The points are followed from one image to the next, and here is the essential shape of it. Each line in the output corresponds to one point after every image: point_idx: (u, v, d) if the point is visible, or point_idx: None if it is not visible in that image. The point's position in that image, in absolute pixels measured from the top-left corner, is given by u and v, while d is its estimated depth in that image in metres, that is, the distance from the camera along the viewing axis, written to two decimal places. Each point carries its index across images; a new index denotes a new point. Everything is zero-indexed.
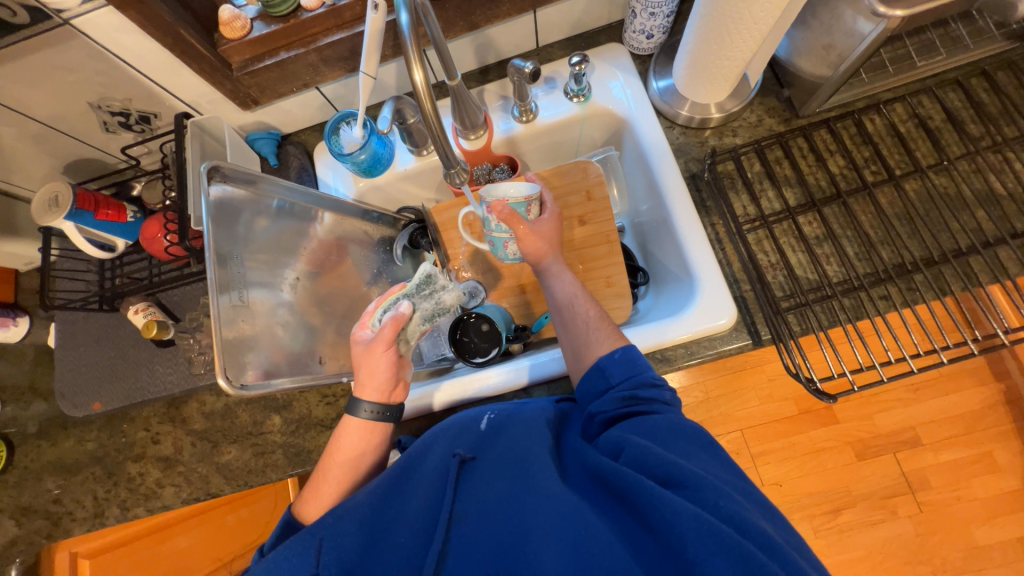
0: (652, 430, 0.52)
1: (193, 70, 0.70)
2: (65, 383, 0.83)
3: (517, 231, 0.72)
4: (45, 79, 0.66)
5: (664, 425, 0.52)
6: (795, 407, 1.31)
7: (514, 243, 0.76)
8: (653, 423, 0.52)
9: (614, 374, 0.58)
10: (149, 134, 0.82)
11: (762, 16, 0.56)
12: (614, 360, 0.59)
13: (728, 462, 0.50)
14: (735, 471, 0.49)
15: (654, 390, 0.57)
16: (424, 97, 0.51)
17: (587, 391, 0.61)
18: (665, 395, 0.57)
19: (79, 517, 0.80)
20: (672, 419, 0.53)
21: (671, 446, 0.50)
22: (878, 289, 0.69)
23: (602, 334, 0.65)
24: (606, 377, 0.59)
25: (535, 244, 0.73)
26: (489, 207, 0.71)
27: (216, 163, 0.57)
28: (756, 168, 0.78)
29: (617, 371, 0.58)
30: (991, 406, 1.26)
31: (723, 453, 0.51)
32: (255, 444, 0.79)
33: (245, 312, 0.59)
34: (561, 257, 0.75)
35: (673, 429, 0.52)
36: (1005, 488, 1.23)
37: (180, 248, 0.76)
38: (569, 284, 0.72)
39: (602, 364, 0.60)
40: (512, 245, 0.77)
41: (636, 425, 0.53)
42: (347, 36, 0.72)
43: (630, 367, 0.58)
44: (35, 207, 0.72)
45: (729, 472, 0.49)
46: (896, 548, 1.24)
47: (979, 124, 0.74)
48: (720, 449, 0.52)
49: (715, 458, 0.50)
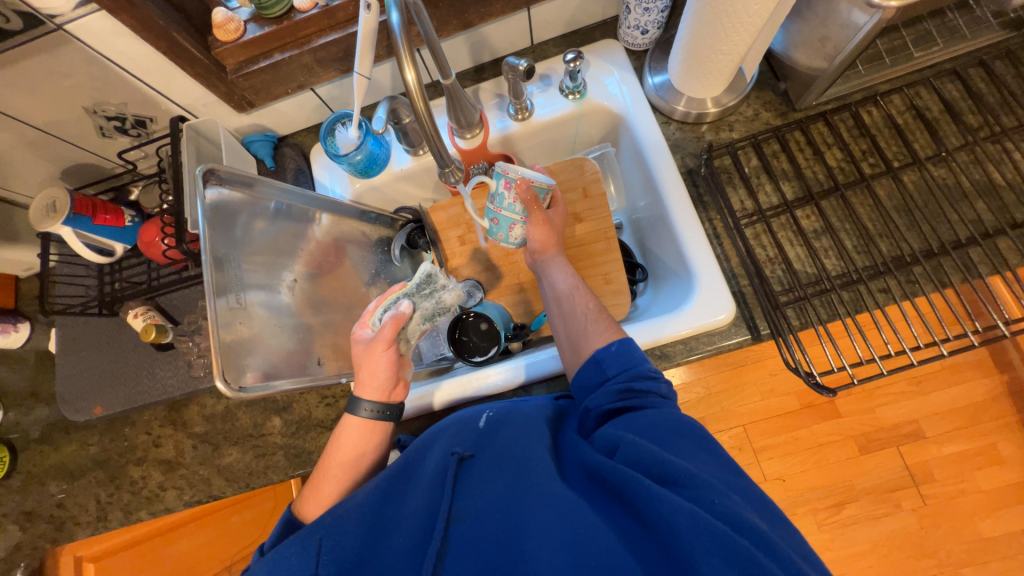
0: (649, 427, 0.52)
1: (187, 73, 0.70)
2: (67, 388, 0.83)
3: (534, 215, 0.74)
4: (41, 85, 0.66)
5: (659, 422, 0.52)
6: (797, 402, 1.31)
7: (520, 227, 0.75)
8: (650, 420, 0.52)
9: (610, 367, 0.59)
10: (145, 138, 0.82)
11: (756, 9, 0.56)
12: (611, 352, 0.60)
13: (725, 458, 0.50)
14: (732, 467, 0.49)
15: (649, 383, 0.57)
16: (416, 98, 0.51)
17: (584, 384, 0.61)
18: (661, 387, 0.58)
19: (83, 521, 0.81)
20: (667, 415, 0.53)
21: (667, 443, 0.50)
22: (877, 282, 0.69)
23: (600, 326, 0.64)
24: (602, 369, 0.59)
25: (546, 233, 0.76)
26: (511, 184, 0.69)
27: (211, 166, 0.57)
28: (753, 162, 0.78)
29: (613, 363, 0.59)
30: (993, 398, 1.25)
31: (720, 449, 0.51)
32: (256, 446, 0.79)
33: (243, 315, 0.59)
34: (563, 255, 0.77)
35: (669, 426, 0.52)
36: (1009, 480, 1.23)
37: (178, 251, 0.77)
38: (570, 276, 0.73)
39: (598, 357, 0.60)
40: (518, 229, 0.75)
41: (632, 421, 0.53)
42: (341, 36, 0.72)
43: (626, 360, 0.59)
44: (33, 213, 0.72)
45: (726, 469, 0.48)
46: (899, 541, 1.24)
47: (977, 115, 0.73)
48: (716, 445, 0.52)
49: (712, 454, 0.50)
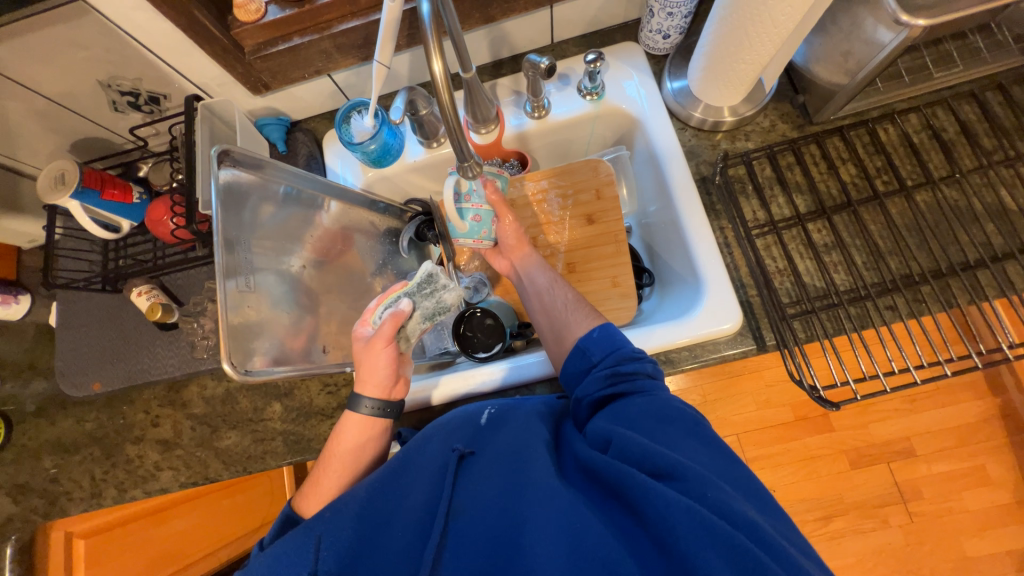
0: (640, 416, 0.52)
1: (205, 51, 0.70)
2: (66, 362, 0.83)
3: (502, 216, 0.78)
4: (56, 55, 0.65)
5: (650, 410, 0.52)
6: (793, 413, 1.31)
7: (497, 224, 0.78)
8: (640, 408, 0.53)
9: (594, 353, 0.59)
10: (157, 115, 0.81)
11: (781, 21, 0.55)
12: (592, 338, 0.61)
13: (718, 446, 0.50)
14: (724, 456, 0.49)
15: (635, 364, 0.57)
16: (442, 89, 0.50)
17: (571, 372, 0.61)
18: (647, 366, 0.58)
19: (77, 497, 0.80)
20: (657, 403, 0.53)
21: (658, 433, 0.50)
22: (885, 299, 0.69)
23: (581, 314, 0.67)
24: (587, 356, 0.60)
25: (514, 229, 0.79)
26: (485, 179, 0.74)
27: (226, 146, 0.56)
28: (767, 172, 0.78)
29: (597, 349, 0.59)
30: (986, 420, 1.26)
31: (711, 435, 0.52)
32: (255, 430, 0.79)
33: (252, 298, 0.59)
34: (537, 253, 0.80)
35: (660, 414, 0.52)
36: (997, 502, 1.24)
37: (186, 232, 0.76)
38: (547, 272, 0.75)
39: (582, 344, 0.61)
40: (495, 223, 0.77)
41: (623, 412, 0.53)
42: (362, 24, 0.72)
43: (608, 343, 0.59)
44: (41, 184, 0.71)
45: (718, 458, 0.48)
46: (885, 557, 1.25)
47: (992, 138, 0.73)
48: (707, 429, 0.52)
49: (705, 443, 0.50)
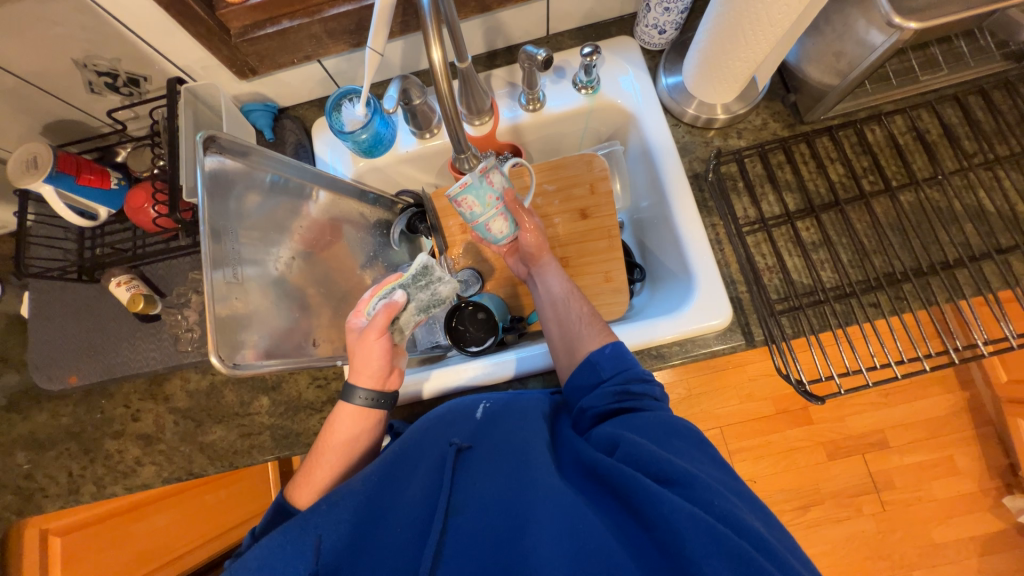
0: (647, 427, 0.52)
1: (188, 32, 0.67)
2: (39, 355, 0.80)
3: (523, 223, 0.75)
4: (28, 33, 0.62)
5: (657, 423, 0.53)
6: (773, 407, 1.35)
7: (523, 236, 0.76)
8: (644, 420, 0.53)
9: (605, 368, 0.60)
10: (137, 98, 0.78)
11: (778, 19, 0.55)
12: (605, 354, 0.61)
13: (721, 460, 0.51)
14: (725, 468, 0.50)
15: (644, 385, 0.59)
16: (439, 78, 0.50)
17: (579, 383, 0.61)
18: (655, 390, 0.59)
19: (53, 493, 0.78)
20: (663, 417, 0.54)
21: (664, 443, 0.50)
22: (869, 297, 0.71)
23: (594, 329, 0.66)
24: (598, 370, 0.60)
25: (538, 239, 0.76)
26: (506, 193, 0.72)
27: (212, 133, 0.54)
28: (757, 170, 0.79)
29: (609, 364, 0.60)
30: (955, 413, 1.32)
31: (713, 450, 0.53)
32: (240, 425, 0.78)
33: (239, 289, 0.57)
34: (554, 258, 0.79)
35: (667, 427, 0.52)
36: (963, 490, 1.30)
37: (169, 220, 0.73)
38: (562, 281, 0.75)
39: (594, 358, 0.61)
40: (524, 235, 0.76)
41: (630, 421, 0.54)
42: (354, 9, 0.70)
43: (621, 360, 0.60)
44: (11, 168, 0.67)
45: (720, 470, 0.49)
46: (858, 544, 1.30)
47: (973, 142, 0.76)
48: (712, 446, 0.53)
49: (707, 455, 0.51)
